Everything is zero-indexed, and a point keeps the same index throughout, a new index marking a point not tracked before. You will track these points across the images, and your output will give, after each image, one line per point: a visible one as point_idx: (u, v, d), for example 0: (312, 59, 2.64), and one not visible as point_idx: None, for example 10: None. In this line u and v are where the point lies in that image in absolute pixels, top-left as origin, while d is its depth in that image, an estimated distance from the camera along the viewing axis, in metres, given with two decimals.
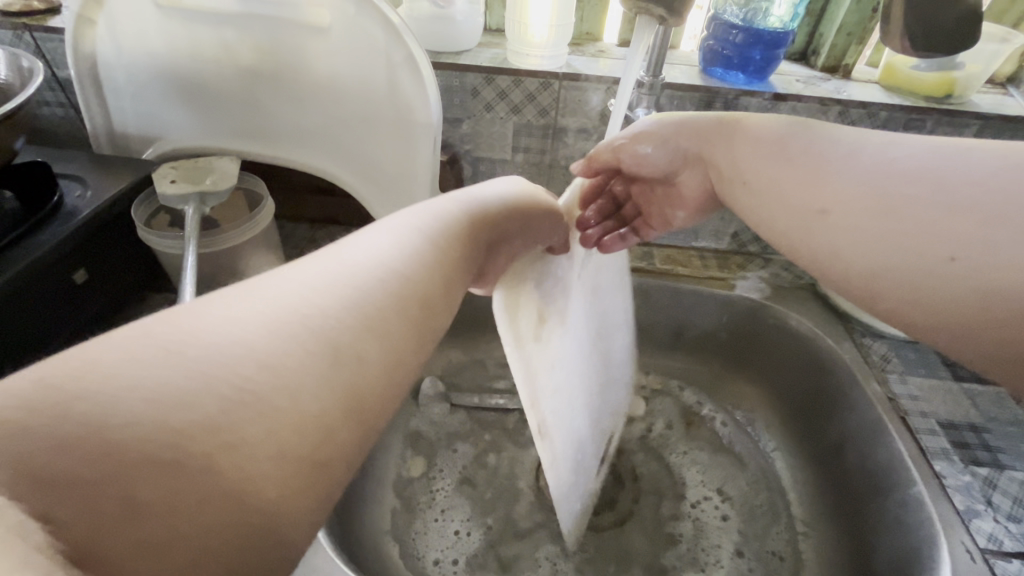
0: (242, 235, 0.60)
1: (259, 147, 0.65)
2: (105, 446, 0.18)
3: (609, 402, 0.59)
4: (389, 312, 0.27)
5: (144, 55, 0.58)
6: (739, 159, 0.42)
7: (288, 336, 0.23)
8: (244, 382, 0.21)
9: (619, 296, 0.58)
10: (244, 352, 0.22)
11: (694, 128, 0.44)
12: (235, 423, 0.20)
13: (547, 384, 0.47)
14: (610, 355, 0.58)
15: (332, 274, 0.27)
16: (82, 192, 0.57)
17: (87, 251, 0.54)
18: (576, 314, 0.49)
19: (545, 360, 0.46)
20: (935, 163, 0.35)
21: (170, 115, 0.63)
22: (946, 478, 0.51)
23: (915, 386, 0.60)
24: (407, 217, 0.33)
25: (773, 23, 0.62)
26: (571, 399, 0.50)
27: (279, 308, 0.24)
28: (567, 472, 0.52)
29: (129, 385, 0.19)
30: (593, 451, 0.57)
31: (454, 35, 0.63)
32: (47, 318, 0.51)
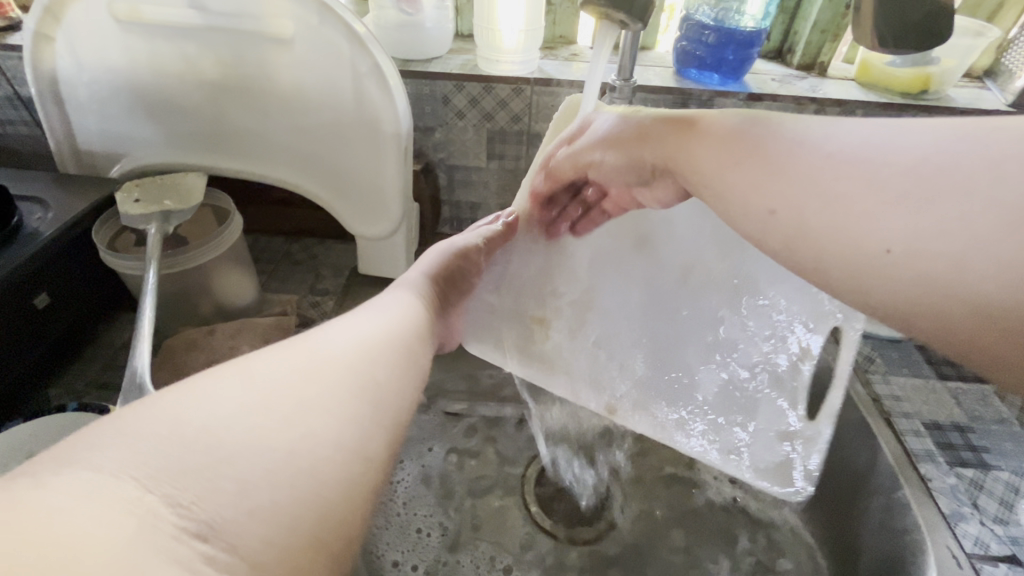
0: (207, 255, 0.58)
1: (223, 162, 0.63)
2: (208, 440, 0.21)
3: (746, 325, 0.52)
4: (392, 354, 0.30)
5: (104, 71, 0.57)
6: (699, 160, 0.35)
7: (329, 360, 0.26)
8: (306, 392, 0.24)
9: (682, 246, 0.51)
10: (299, 372, 0.25)
11: (647, 126, 0.38)
12: (304, 417, 0.23)
13: (594, 369, 0.53)
14: (689, 302, 0.53)
15: (340, 334, 0.29)
16: (43, 214, 0.55)
17: (50, 276, 0.53)
18: (607, 292, 0.52)
19: (585, 353, 0.53)
20: (871, 149, 0.31)
21: (135, 131, 0.62)
22: (932, 481, 0.50)
23: (898, 387, 0.59)
24: (382, 303, 0.36)
25: (745, 22, 0.60)
26: (645, 381, 0.53)
27: (312, 343, 0.27)
28: (710, 427, 0.53)
29: (208, 404, 0.22)
30: (758, 380, 0.53)
31: (423, 43, 0.62)
32: (7, 346, 0.49)
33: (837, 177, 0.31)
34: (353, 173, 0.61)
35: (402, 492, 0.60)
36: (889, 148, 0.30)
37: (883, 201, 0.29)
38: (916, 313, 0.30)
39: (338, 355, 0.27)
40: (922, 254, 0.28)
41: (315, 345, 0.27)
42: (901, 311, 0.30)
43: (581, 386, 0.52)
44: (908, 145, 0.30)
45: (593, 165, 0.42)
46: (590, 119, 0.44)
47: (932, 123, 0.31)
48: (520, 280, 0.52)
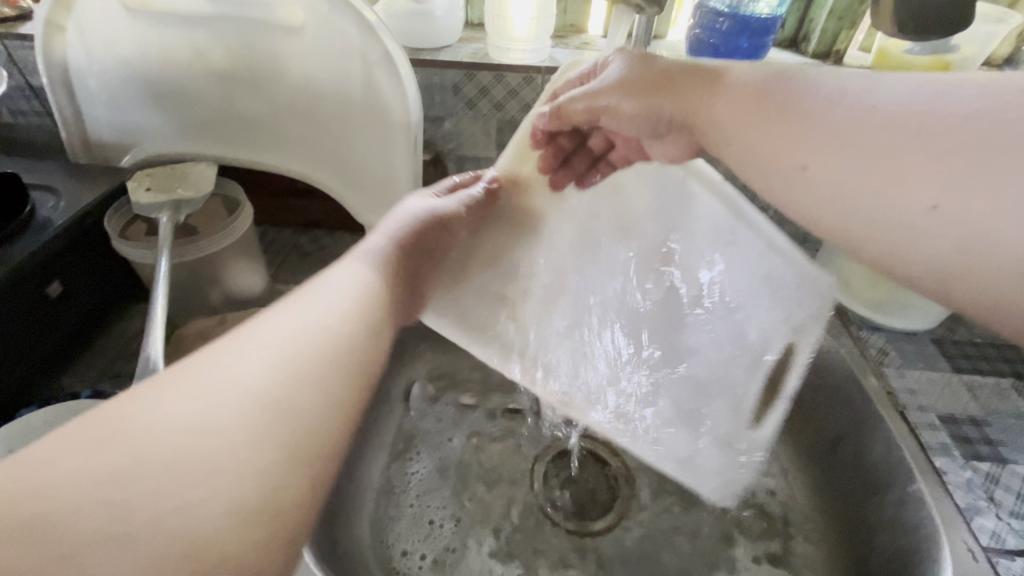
0: (219, 245, 0.58)
1: (234, 153, 0.63)
2: (46, 540, 0.21)
3: (736, 308, 0.53)
4: (322, 353, 0.32)
5: (114, 60, 0.57)
6: (720, 108, 0.38)
7: (220, 401, 0.27)
8: (183, 450, 0.25)
9: (667, 225, 0.54)
10: (179, 426, 0.26)
11: (672, 78, 0.40)
12: (176, 485, 0.24)
13: (558, 348, 0.52)
14: (676, 276, 0.55)
15: (272, 337, 0.32)
16: (55, 204, 0.55)
17: (62, 264, 0.53)
18: (588, 274, 0.53)
19: (545, 335, 0.51)
20: (913, 105, 0.30)
21: (146, 121, 0.62)
22: (947, 475, 0.50)
23: (913, 379, 0.59)
24: (331, 287, 0.37)
25: (760, 8, 0.59)
26: (609, 360, 0.53)
27: (204, 383, 0.28)
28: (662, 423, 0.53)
29: (51, 493, 0.23)
30: (720, 383, 0.54)
31: (433, 31, 0.62)
32: (20, 333, 0.50)
33: (860, 127, 0.31)
34: (363, 163, 0.60)
35: (414, 482, 0.61)
36: (933, 105, 0.29)
37: (894, 158, 0.30)
38: (954, 278, 0.28)
39: (261, 363, 0.30)
40: (969, 212, 0.27)
41: (208, 385, 0.28)
42: (934, 276, 0.29)
43: (546, 365, 0.51)
44: (951, 100, 0.29)
45: (606, 107, 0.42)
46: (597, 64, 0.45)
47: (980, 87, 0.29)
48: (495, 253, 0.51)
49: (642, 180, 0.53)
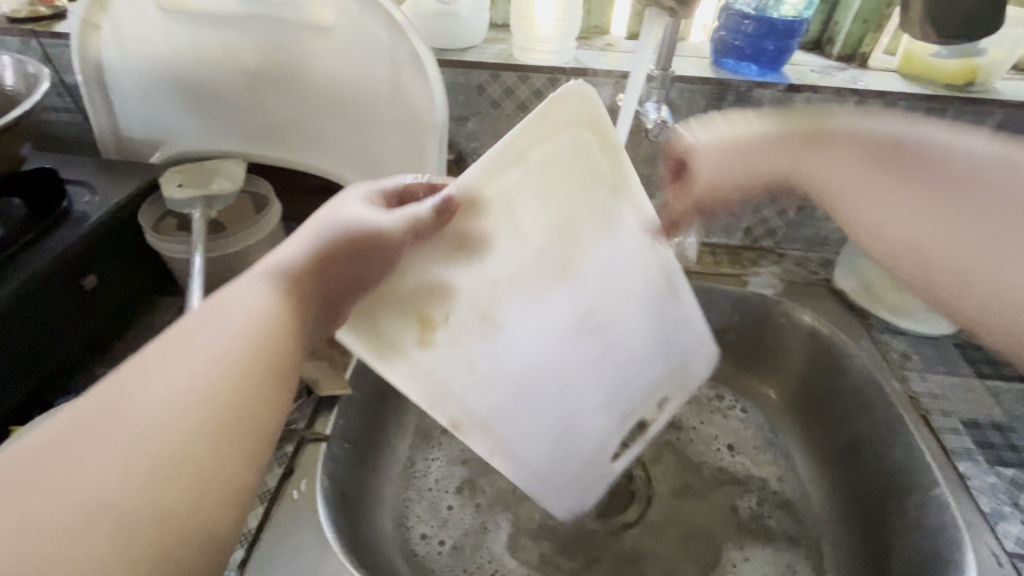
0: (249, 241, 0.59)
1: (262, 150, 0.65)
2: None
3: (641, 366, 0.53)
4: (196, 421, 0.27)
5: (147, 58, 0.58)
6: (825, 175, 0.40)
7: (112, 447, 0.24)
8: (66, 499, 0.23)
9: (613, 272, 0.47)
10: (68, 473, 0.23)
11: (784, 150, 0.41)
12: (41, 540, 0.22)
13: (468, 382, 0.46)
14: (609, 330, 0.49)
15: (126, 405, 0.26)
16: (90, 198, 0.57)
17: (97, 257, 0.54)
18: (516, 313, 0.45)
19: (448, 364, 0.45)
20: (989, 165, 0.35)
21: (176, 119, 0.63)
22: (971, 479, 0.50)
23: (935, 384, 0.58)
24: (217, 323, 0.30)
25: (786, 11, 0.60)
26: (515, 395, 0.48)
27: (106, 418, 0.25)
28: (541, 458, 0.51)
29: None
30: (599, 427, 0.52)
31: (458, 32, 0.62)
32: (58, 324, 0.51)
33: (959, 208, 0.36)
34: (389, 162, 0.61)
35: (434, 467, 0.62)
36: (1012, 163, 0.35)
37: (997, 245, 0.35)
38: None
39: (112, 449, 0.24)
40: None
41: (103, 425, 0.25)
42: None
43: (445, 397, 0.46)
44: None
45: (723, 183, 0.43)
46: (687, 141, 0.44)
47: None
48: (425, 280, 0.41)
49: (599, 231, 0.45)
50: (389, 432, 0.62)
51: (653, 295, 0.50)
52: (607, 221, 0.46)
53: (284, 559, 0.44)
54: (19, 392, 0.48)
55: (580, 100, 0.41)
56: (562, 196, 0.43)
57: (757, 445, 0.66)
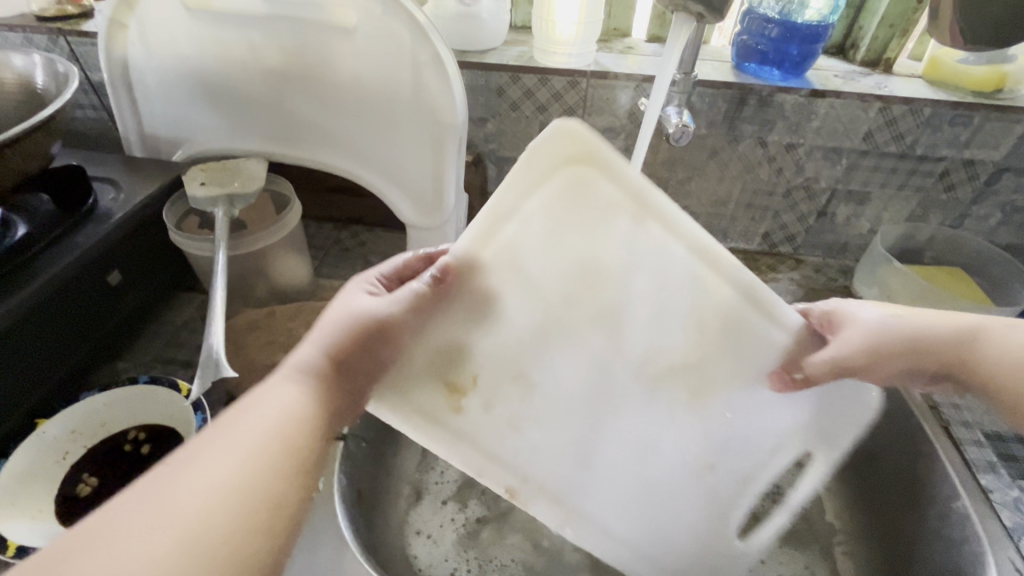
0: (270, 238, 0.59)
1: (283, 150, 0.65)
2: None
3: (750, 421, 0.43)
4: (233, 518, 0.27)
5: (172, 58, 0.59)
6: (974, 363, 0.40)
7: (152, 551, 0.24)
8: None
9: (668, 307, 0.40)
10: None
11: (935, 331, 0.41)
12: None
13: (517, 445, 0.43)
14: (678, 382, 0.42)
15: (167, 506, 0.26)
16: (114, 195, 0.58)
17: (121, 254, 0.55)
18: (545, 367, 0.41)
19: (495, 429, 0.42)
20: None
21: (199, 118, 0.64)
22: (993, 493, 0.50)
23: (958, 394, 0.58)
24: (249, 419, 0.31)
25: (810, 16, 0.59)
26: (572, 458, 0.44)
27: (148, 519, 0.25)
28: (630, 523, 0.46)
29: None
30: (699, 491, 0.46)
31: (479, 34, 0.63)
32: (83, 319, 0.52)
33: None
34: (409, 163, 0.61)
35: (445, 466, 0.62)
36: None
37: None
38: None
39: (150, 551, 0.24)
40: None
41: (144, 528, 0.25)
42: None
43: (493, 463, 0.43)
44: None
45: (886, 351, 0.41)
46: (839, 308, 0.43)
47: None
48: (445, 342, 0.39)
49: (643, 262, 0.38)
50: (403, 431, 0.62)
51: (741, 338, 0.41)
52: (645, 246, 0.38)
53: (302, 556, 0.45)
54: (46, 386, 0.49)
55: (564, 137, 0.35)
56: (585, 236, 0.37)
57: None
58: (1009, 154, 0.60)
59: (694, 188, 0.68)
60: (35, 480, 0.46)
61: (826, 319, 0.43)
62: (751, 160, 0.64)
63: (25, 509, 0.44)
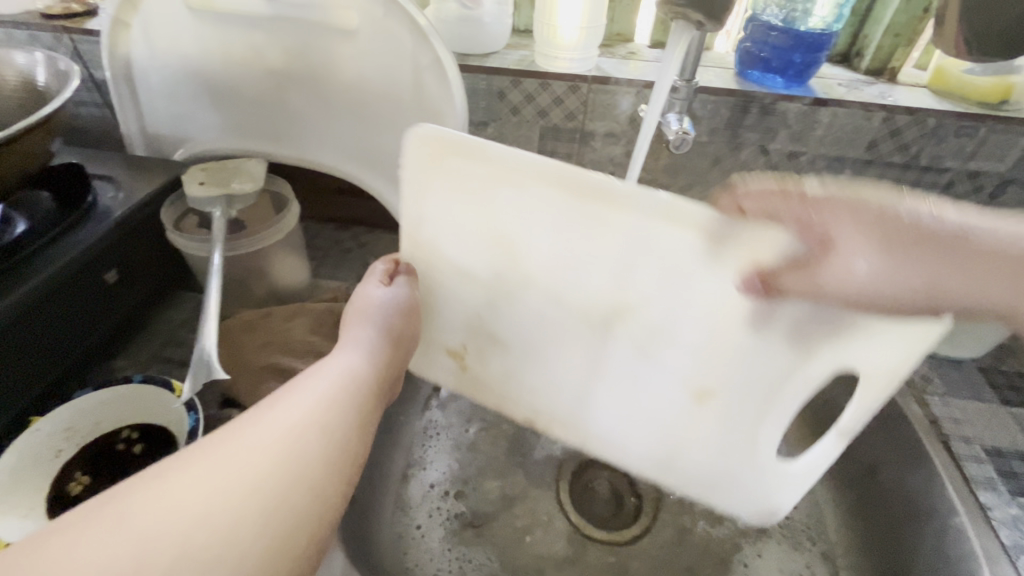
0: (267, 239, 0.59)
1: (285, 151, 0.65)
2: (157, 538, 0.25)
3: (736, 343, 0.39)
4: (343, 407, 0.34)
5: (174, 58, 0.59)
6: (980, 295, 0.29)
7: (289, 431, 0.31)
8: (264, 470, 0.29)
9: (579, 251, 0.40)
10: (258, 454, 0.29)
11: (946, 238, 0.29)
12: (253, 496, 0.28)
13: (522, 385, 0.50)
14: (617, 325, 0.42)
15: (290, 405, 0.33)
16: (115, 193, 0.58)
17: (120, 252, 0.55)
18: (505, 321, 0.47)
19: (499, 375, 0.51)
20: None
21: (201, 118, 0.64)
22: (992, 510, 0.49)
23: (958, 409, 0.57)
24: (332, 360, 0.38)
25: (814, 24, 0.58)
26: (567, 399, 0.49)
27: (277, 415, 0.32)
28: (655, 454, 0.48)
29: (167, 504, 0.26)
30: (709, 424, 0.44)
31: (481, 38, 0.62)
32: (80, 318, 0.52)
33: None
34: None
35: (441, 475, 0.63)
36: None
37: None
38: None
39: (287, 430, 0.31)
40: None
41: (277, 419, 0.32)
42: None
43: (510, 402, 0.52)
44: None
45: (892, 275, 0.30)
46: (836, 199, 0.30)
47: None
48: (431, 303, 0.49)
49: (547, 214, 0.39)
50: (398, 434, 0.62)
51: (668, 257, 0.38)
52: (543, 196, 0.39)
53: None
54: (43, 383, 0.49)
55: (419, 142, 0.40)
56: (480, 207, 0.41)
57: None
58: (1015, 166, 0.59)
59: (696, 195, 0.68)
60: (29, 477, 0.46)
61: (805, 222, 0.31)
62: (754, 168, 0.64)
63: (19, 506, 0.44)
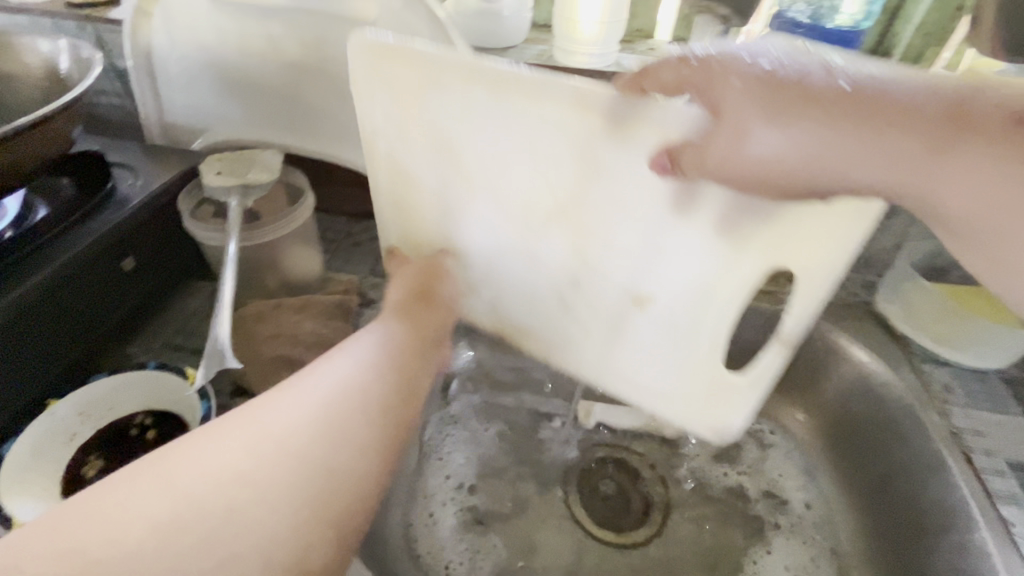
0: (281, 230, 0.59)
1: (300, 142, 0.65)
2: (248, 469, 0.30)
3: (669, 232, 0.40)
4: (389, 365, 0.39)
5: (194, 48, 0.60)
6: (848, 166, 0.31)
7: (343, 382, 0.36)
8: (327, 412, 0.34)
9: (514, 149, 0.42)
10: (321, 402, 0.34)
11: (827, 93, 0.30)
12: (321, 435, 0.33)
13: (490, 296, 0.52)
14: (557, 222, 0.44)
15: (339, 365, 0.38)
16: (134, 181, 0.58)
17: (138, 239, 0.56)
18: (463, 227, 0.48)
19: (468, 287, 0.52)
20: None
21: (219, 108, 0.64)
22: (1016, 527, 0.47)
23: (980, 421, 0.55)
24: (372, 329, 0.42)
25: (841, 22, 0.57)
26: (530, 309, 0.51)
27: (332, 373, 0.37)
28: (613, 361, 0.50)
29: (246, 446, 0.31)
30: (654, 326, 0.45)
31: (499, 32, 0.62)
32: (97, 303, 0.53)
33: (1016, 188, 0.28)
34: None
35: (449, 468, 0.62)
36: None
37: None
38: None
39: (341, 384, 0.36)
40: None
41: (329, 376, 0.36)
42: None
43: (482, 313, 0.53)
44: None
45: (792, 133, 0.30)
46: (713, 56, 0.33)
47: None
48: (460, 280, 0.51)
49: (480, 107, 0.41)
50: None
51: (591, 147, 0.39)
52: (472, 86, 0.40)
53: None
54: (59, 367, 0.50)
55: (361, 49, 0.43)
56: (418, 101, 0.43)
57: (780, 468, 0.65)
58: None
59: None
60: (43, 459, 0.46)
61: (689, 81, 0.33)
62: None
63: (33, 487, 0.44)
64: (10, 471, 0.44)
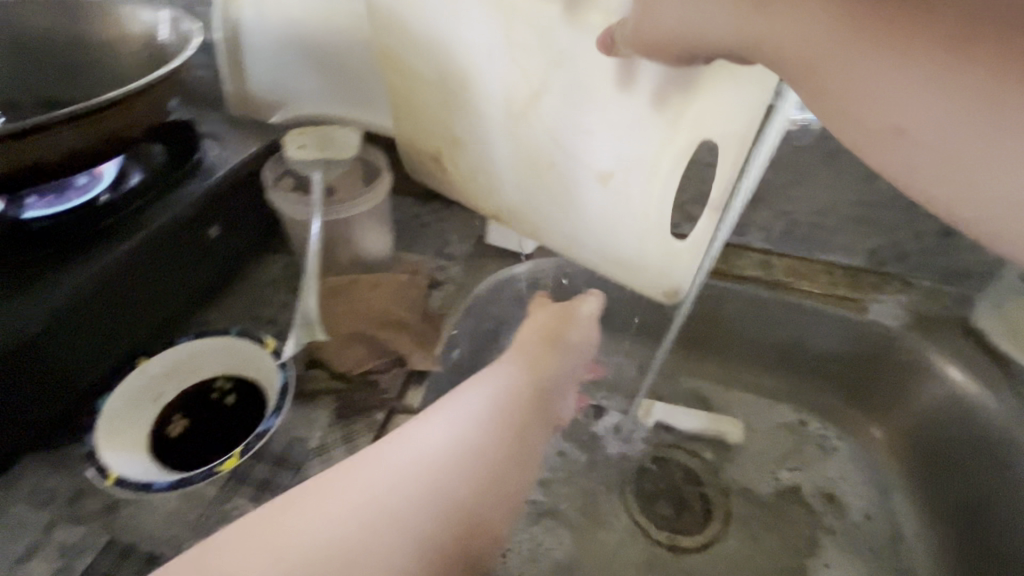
0: (362, 206, 0.60)
1: (379, 119, 0.65)
2: (386, 503, 0.35)
3: (613, 110, 0.41)
4: (508, 416, 0.43)
5: (281, 21, 0.61)
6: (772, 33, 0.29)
7: (469, 431, 0.40)
8: (454, 458, 0.38)
9: (480, 33, 0.44)
10: (451, 447, 0.39)
11: None
12: (448, 478, 0.37)
13: (473, 187, 0.55)
14: (519, 109, 0.46)
15: (466, 410, 0.42)
16: (219, 150, 0.60)
17: (222, 208, 0.57)
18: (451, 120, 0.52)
19: (457, 176, 0.56)
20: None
21: (300, 82, 0.65)
22: None
23: None
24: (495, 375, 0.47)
25: None
26: (503, 199, 0.53)
27: (462, 418, 0.41)
28: (575, 248, 0.51)
29: (386, 481, 0.36)
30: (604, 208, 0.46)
31: None
32: (183, 268, 0.54)
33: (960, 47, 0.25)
34: None
35: None
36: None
37: (942, 81, 0.26)
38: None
39: (467, 432, 0.40)
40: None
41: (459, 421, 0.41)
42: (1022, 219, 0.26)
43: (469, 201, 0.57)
44: None
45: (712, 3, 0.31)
46: None
47: None
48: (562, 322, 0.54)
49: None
50: None
51: (550, 34, 0.40)
52: None
53: None
54: (146, 327, 0.52)
55: None
56: None
57: (853, 484, 0.62)
58: None
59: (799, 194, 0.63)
60: (135, 414, 0.48)
61: None
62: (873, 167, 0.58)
63: (125, 440, 0.47)
64: (108, 420, 0.46)
